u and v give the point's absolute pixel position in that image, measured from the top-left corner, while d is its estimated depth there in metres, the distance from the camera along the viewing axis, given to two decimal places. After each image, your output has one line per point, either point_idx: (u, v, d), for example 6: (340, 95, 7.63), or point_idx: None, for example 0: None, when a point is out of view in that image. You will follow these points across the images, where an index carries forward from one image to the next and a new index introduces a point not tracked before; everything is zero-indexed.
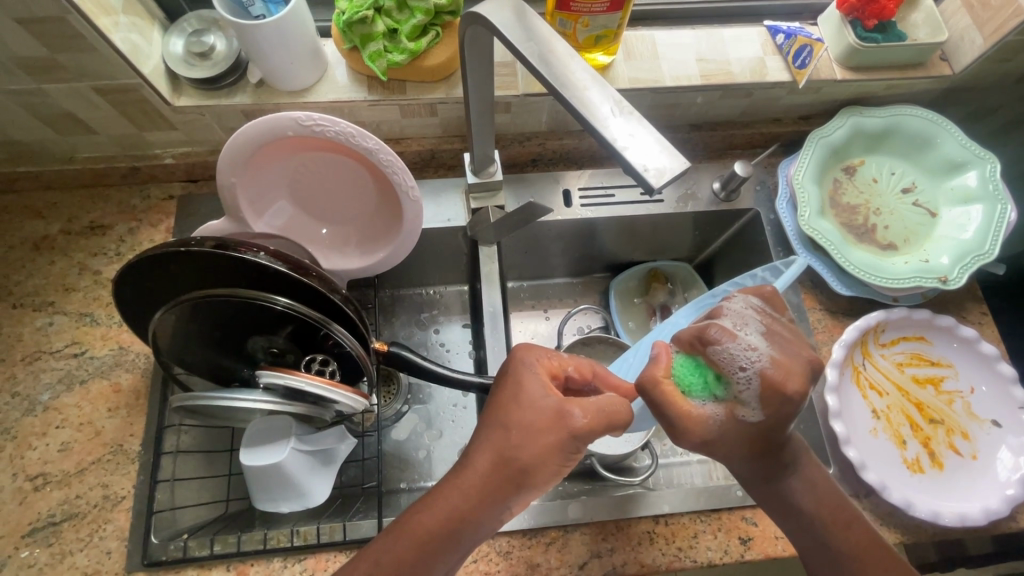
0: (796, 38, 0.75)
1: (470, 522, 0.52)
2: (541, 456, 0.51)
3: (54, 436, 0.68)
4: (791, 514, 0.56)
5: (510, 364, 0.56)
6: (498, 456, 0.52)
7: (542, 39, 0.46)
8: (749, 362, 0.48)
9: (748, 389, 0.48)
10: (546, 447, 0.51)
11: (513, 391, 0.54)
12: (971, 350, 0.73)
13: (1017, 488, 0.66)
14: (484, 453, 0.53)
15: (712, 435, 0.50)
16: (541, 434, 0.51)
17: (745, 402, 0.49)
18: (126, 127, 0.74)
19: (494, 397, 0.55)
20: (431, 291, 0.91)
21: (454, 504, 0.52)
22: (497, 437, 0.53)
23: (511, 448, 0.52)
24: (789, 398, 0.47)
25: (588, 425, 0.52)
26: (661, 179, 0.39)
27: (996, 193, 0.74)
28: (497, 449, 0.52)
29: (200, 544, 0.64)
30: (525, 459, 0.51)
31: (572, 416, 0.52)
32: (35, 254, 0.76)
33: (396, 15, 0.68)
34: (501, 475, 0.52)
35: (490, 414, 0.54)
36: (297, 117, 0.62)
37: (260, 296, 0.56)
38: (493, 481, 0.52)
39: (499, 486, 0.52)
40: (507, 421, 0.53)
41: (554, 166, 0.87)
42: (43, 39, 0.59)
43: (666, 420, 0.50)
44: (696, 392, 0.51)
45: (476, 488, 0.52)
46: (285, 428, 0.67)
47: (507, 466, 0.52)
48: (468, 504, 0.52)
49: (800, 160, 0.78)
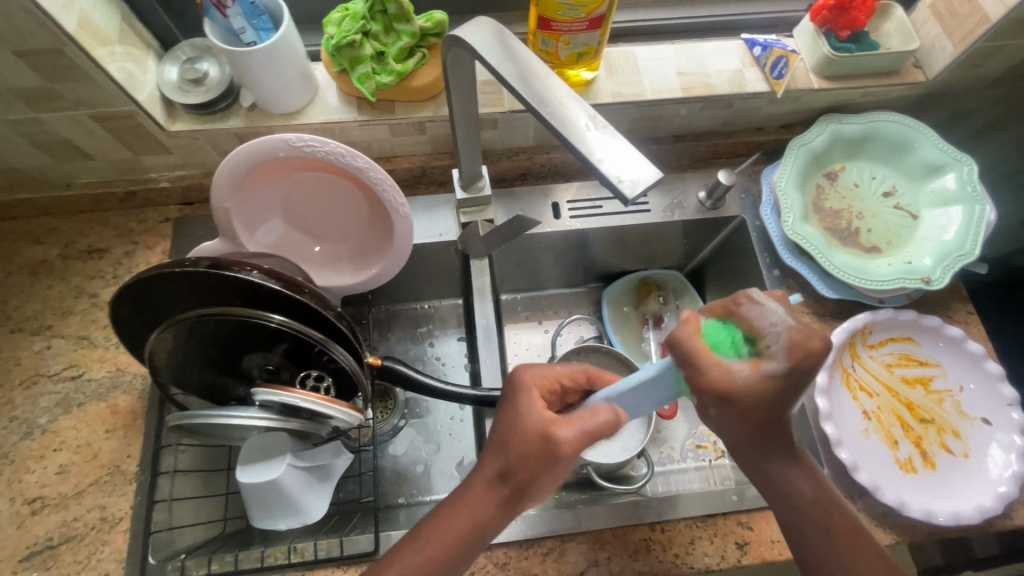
0: (772, 50, 0.78)
1: (485, 531, 0.53)
2: (539, 474, 0.52)
3: (52, 459, 0.68)
4: (792, 499, 0.54)
5: (508, 385, 0.57)
6: (502, 474, 0.53)
7: (520, 60, 0.49)
8: (778, 319, 0.47)
9: (776, 341, 0.47)
10: (541, 467, 0.52)
11: (511, 413, 0.55)
12: (958, 349, 0.74)
13: (1010, 485, 0.66)
14: (491, 469, 0.54)
15: (734, 392, 0.47)
16: (537, 455, 0.52)
17: (772, 355, 0.47)
18: (121, 153, 0.76)
19: (497, 418, 0.56)
20: (426, 305, 0.93)
21: (471, 515, 0.53)
22: (499, 459, 0.53)
23: (512, 468, 0.53)
24: (815, 350, 0.45)
25: (576, 440, 0.52)
26: (635, 189, 0.41)
27: (974, 194, 0.76)
28: (497, 464, 0.53)
29: (198, 564, 0.64)
30: (525, 477, 0.52)
31: (563, 430, 0.53)
32: (32, 279, 0.77)
33: (384, 38, 0.71)
34: (507, 492, 0.53)
35: (495, 434, 0.55)
36: (287, 138, 0.63)
37: (254, 314, 0.57)
38: (500, 498, 0.53)
39: (505, 503, 0.53)
40: (507, 442, 0.53)
41: (542, 179, 0.88)
42: (41, 71, 0.61)
43: (695, 371, 0.48)
44: (724, 351, 0.49)
45: (487, 504, 0.53)
46: (281, 443, 0.66)
47: (509, 485, 0.53)
48: (481, 518, 0.53)
49: (782, 167, 0.80)
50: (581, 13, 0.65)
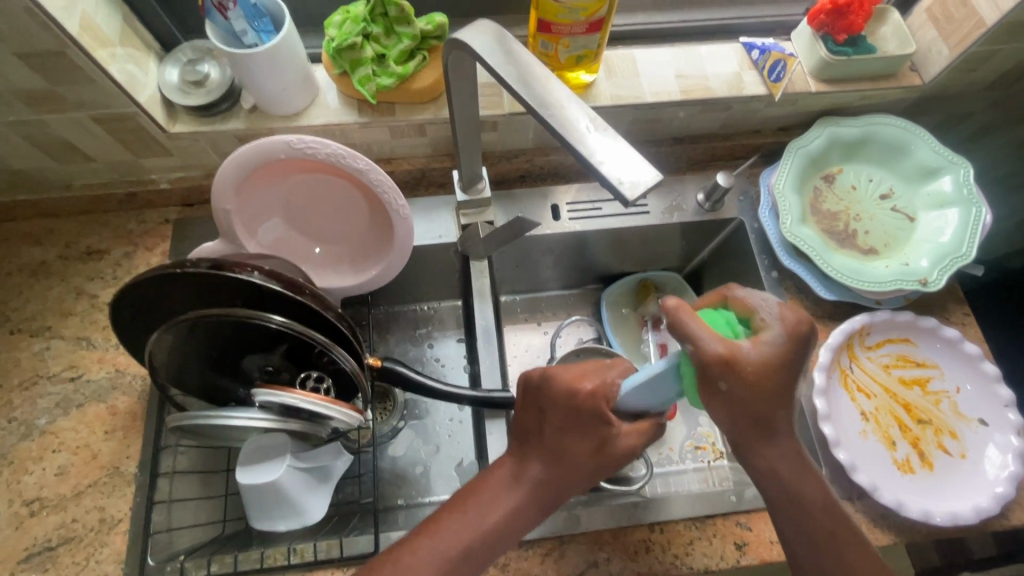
0: (771, 53, 0.79)
1: (519, 526, 0.55)
2: (583, 481, 0.57)
3: (50, 460, 0.68)
4: (786, 487, 0.54)
5: (565, 393, 0.56)
6: (548, 482, 0.56)
7: (521, 62, 0.49)
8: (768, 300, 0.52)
9: (769, 315, 0.51)
10: (587, 475, 0.57)
11: (570, 424, 0.56)
12: (955, 350, 0.75)
13: (1007, 485, 0.67)
14: (537, 475, 0.56)
15: (742, 363, 0.48)
16: (585, 465, 0.56)
17: (766, 326, 0.50)
18: (122, 154, 0.76)
19: (549, 426, 0.56)
20: (426, 307, 0.93)
21: (497, 513, 0.55)
22: (547, 468, 0.56)
23: (560, 477, 0.56)
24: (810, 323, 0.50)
25: (626, 448, 0.57)
26: (635, 192, 0.41)
27: (970, 197, 0.76)
28: (549, 472, 0.56)
29: (197, 565, 0.64)
30: (572, 483, 0.57)
31: (615, 442, 0.57)
32: (32, 280, 0.77)
33: (384, 41, 0.72)
34: (550, 496, 0.56)
35: (546, 444, 0.57)
36: (288, 140, 0.64)
37: (254, 315, 0.57)
38: (544, 502, 0.56)
39: (546, 506, 0.57)
40: (561, 452, 0.56)
41: (542, 181, 0.89)
42: (42, 72, 0.61)
43: (703, 339, 0.48)
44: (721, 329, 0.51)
45: (530, 507, 0.56)
46: (280, 444, 0.66)
47: (555, 492, 0.56)
48: (517, 517, 0.55)
49: (780, 170, 0.80)
50: (581, 16, 0.65)
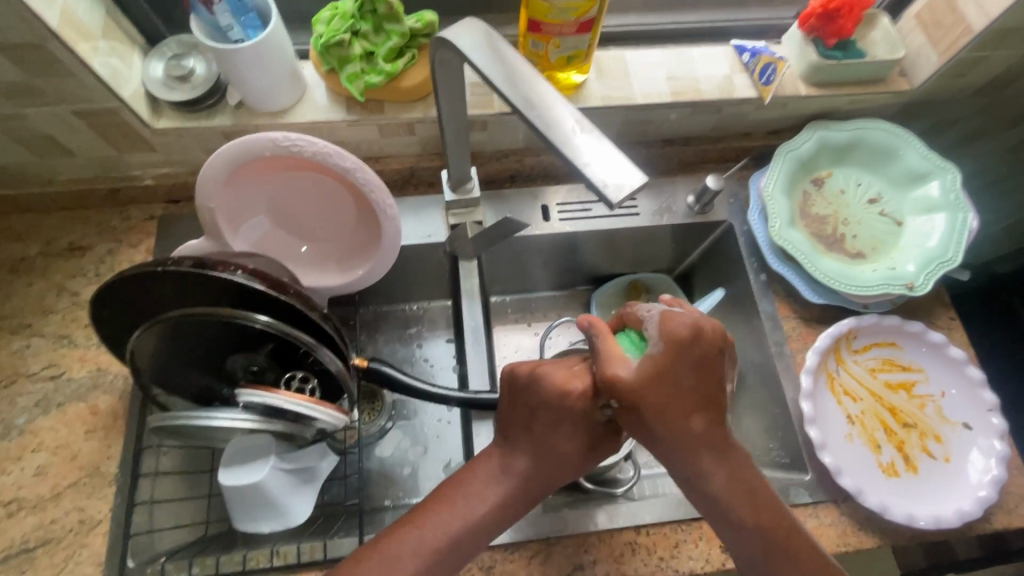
0: (760, 57, 0.78)
1: (498, 519, 0.54)
2: (560, 482, 0.57)
3: (29, 460, 0.67)
4: (745, 490, 0.50)
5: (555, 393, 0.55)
6: (530, 479, 0.55)
7: (509, 60, 0.48)
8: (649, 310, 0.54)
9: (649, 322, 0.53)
10: (566, 475, 0.56)
11: (556, 425, 0.55)
12: (940, 354, 0.75)
13: (990, 489, 0.67)
14: (523, 468, 0.55)
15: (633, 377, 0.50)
16: (568, 463, 0.56)
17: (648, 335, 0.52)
18: (105, 149, 0.75)
19: (536, 424, 0.55)
20: (414, 306, 0.92)
21: (476, 510, 0.54)
22: (530, 465, 0.55)
23: (543, 473, 0.55)
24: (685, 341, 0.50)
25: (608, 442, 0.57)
26: (620, 194, 0.41)
27: (957, 203, 0.77)
28: (533, 468, 0.55)
29: (178, 567, 0.63)
30: (550, 483, 0.56)
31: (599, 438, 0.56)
32: (12, 277, 0.76)
33: (373, 38, 0.71)
34: (530, 490, 0.55)
35: (533, 442, 0.56)
36: (274, 138, 0.63)
37: (239, 314, 0.56)
38: (523, 498, 0.55)
39: (524, 504, 0.55)
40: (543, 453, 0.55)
41: (532, 181, 0.88)
42: (22, 65, 0.60)
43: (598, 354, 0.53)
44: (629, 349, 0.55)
45: (509, 503, 0.55)
46: (265, 445, 0.66)
47: (534, 488, 0.55)
48: (493, 512, 0.54)
49: (770, 173, 0.80)
50: (571, 17, 0.65)
